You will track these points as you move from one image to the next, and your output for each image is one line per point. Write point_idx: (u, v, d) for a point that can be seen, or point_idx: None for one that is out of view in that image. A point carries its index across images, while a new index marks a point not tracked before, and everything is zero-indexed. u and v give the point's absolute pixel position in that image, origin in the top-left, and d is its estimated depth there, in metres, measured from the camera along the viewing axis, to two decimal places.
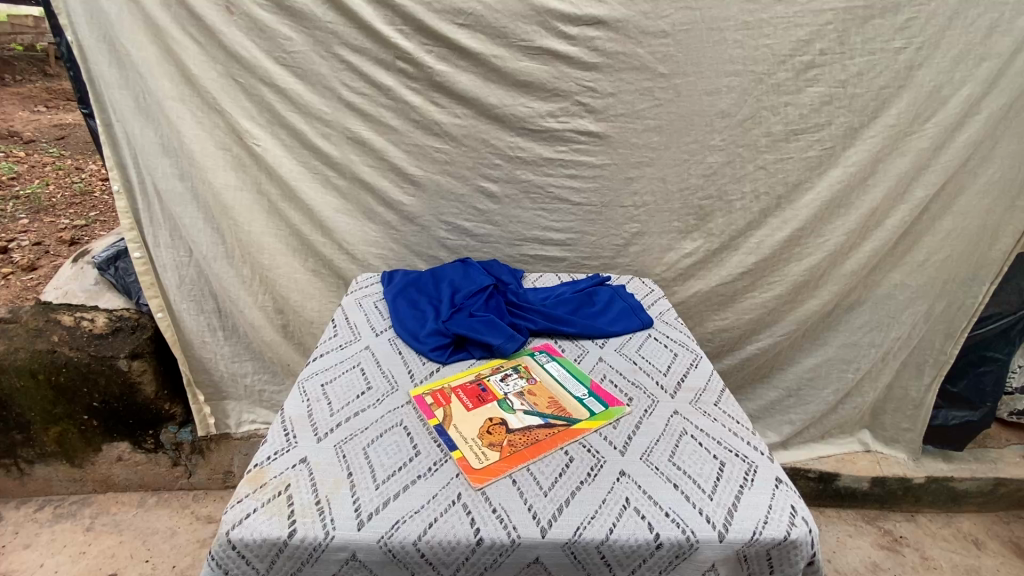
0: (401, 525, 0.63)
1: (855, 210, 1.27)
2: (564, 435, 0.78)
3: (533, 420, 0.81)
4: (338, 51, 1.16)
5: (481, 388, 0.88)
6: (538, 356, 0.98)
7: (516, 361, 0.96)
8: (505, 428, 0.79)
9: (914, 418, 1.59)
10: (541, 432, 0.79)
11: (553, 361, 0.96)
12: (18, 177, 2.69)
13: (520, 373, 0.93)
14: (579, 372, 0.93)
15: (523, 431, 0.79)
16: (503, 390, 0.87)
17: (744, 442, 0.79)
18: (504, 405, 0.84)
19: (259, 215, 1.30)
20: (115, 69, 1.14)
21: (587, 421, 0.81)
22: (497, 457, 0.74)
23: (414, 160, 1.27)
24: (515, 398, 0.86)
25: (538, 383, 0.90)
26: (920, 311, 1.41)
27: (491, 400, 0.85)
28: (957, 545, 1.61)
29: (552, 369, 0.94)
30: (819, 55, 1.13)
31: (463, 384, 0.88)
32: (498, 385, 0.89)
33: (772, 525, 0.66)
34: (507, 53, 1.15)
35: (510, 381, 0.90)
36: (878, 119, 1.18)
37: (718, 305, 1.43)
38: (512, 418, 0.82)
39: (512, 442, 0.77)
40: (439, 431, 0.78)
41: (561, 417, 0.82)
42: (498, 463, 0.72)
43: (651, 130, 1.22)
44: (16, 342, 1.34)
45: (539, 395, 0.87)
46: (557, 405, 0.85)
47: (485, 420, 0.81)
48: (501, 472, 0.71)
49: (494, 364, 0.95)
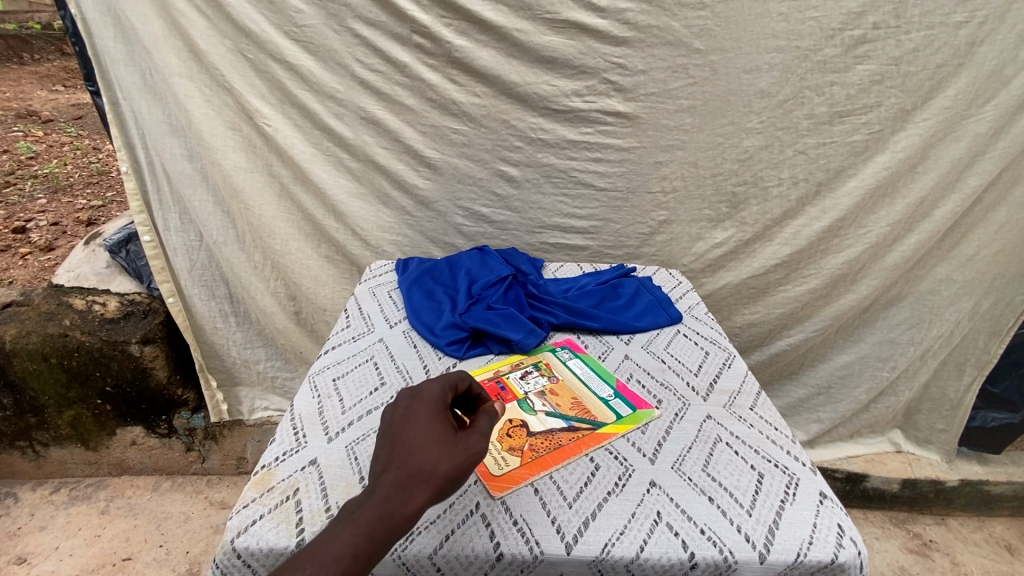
0: (416, 536, 0.59)
1: (901, 199, 1.18)
2: (589, 440, 0.73)
3: (556, 422, 0.76)
4: (351, 24, 1.10)
5: (499, 386, 0.83)
6: (560, 352, 0.92)
7: (537, 358, 0.90)
8: (526, 430, 0.74)
9: (950, 419, 1.51)
10: (564, 436, 0.74)
11: (577, 359, 0.91)
12: (37, 157, 2.69)
13: (540, 370, 0.87)
14: (605, 371, 0.88)
15: (545, 435, 0.74)
16: (523, 389, 0.82)
17: (784, 452, 0.73)
18: (524, 405, 0.79)
19: (271, 198, 1.25)
20: (121, 44, 1.09)
21: (614, 425, 0.76)
22: (517, 463, 0.69)
23: (430, 142, 1.21)
24: (536, 398, 0.81)
25: (560, 382, 0.85)
26: (965, 308, 1.32)
27: (510, 399, 0.80)
28: (989, 551, 1.54)
29: (575, 368, 0.88)
30: (871, 29, 1.04)
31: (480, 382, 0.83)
32: (517, 383, 0.83)
33: (818, 546, 0.61)
34: (530, 27, 1.08)
35: (530, 379, 0.85)
36: (932, 101, 1.08)
37: (748, 298, 1.36)
38: (532, 420, 0.77)
39: (533, 447, 0.72)
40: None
41: (586, 420, 0.77)
42: (519, 470, 0.67)
43: (683, 111, 1.14)
44: (27, 325, 1.33)
45: (563, 396, 0.82)
46: (581, 407, 0.80)
47: (504, 421, 0.76)
48: (522, 480, 0.66)
49: (513, 360, 0.90)
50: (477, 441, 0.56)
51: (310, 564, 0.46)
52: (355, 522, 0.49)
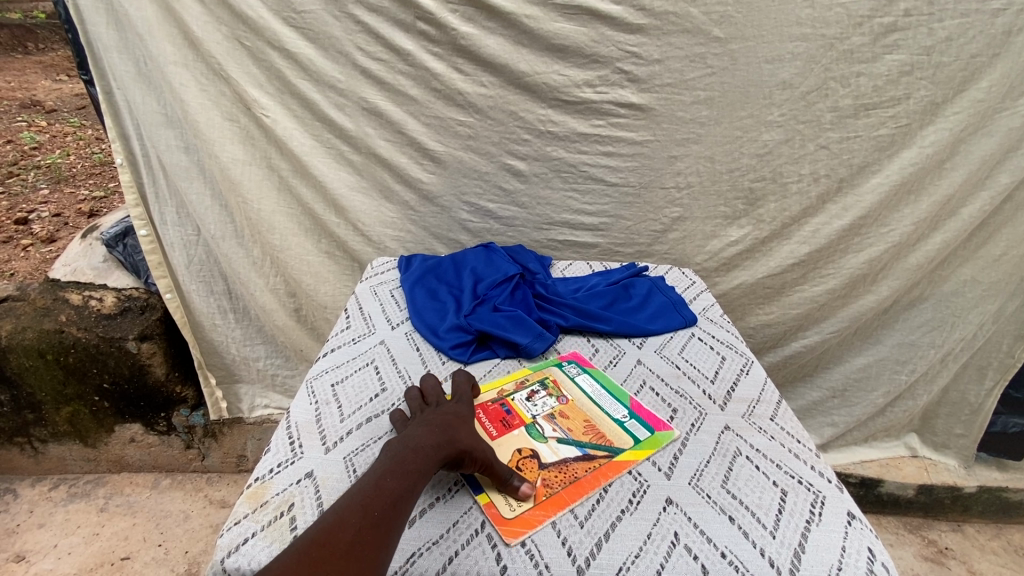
0: (417, 558, 0.56)
1: (927, 197, 1.13)
2: (607, 470, 0.67)
3: (569, 451, 0.70)
4: (352, 10, 1.05)
5: (506, 408, 0.77)
6: (566, 367, 0.87)
7: (542, 374, 0.84)
8: (538, 462, 0.68)
9: (969, 424, 1.46)
10: (580, 467, 0.67)
11: (585, 374, 0.85)
12: (39, 147, 2.66)
13: (547, 389, 0.82)
14: (616, 388, 0.82)
15: (559, 466, 0.67)
16: (532, 413, 0.76)
17: (808, 467, 0.69)
18: (534, 432, 0.73)
19: (270, 191, 1.21)
20: (114, 31, 1.05)
21: (633, 450, 0.70)
22: (531, 503, 0.62)
23: (435, 134, 1.16)
24: (545, 423, 0.75)
25: (570, 403, 0.79)
26: (990, 310, 1.27)
27: (519, 425, 0.74)
28: (1006, 560, 1.50)
29: (584, 385, 0.83)
30: (903, 16, 0.98)
31: (484, 403, 0.77)
32: (524, 405, 0.77)
33: (847, 572, 0.56)
34: (541, 13, 1.03)
35: (538, 400, 0.79)
36: (964, 93, 1.03)
37: (763, 298, 1.31)
38: (544, 449, 0.70)
39: (548, 482, 0.65)
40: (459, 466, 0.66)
41: (602, 447, 0.71)
42: (533, 511, 0.61)
43: (700, 103, 1.08)
44: (23, 321, 1.30)
45: (574, 420, 0.76)
46: (596, 432, 0.74)
47: (513, 452, 0.69)
48: (538, 522, 0.60)
49: (517, 376, 0.84)
50: None
51: (392, 480, 0.55)
52: (417, 452, 0.59)
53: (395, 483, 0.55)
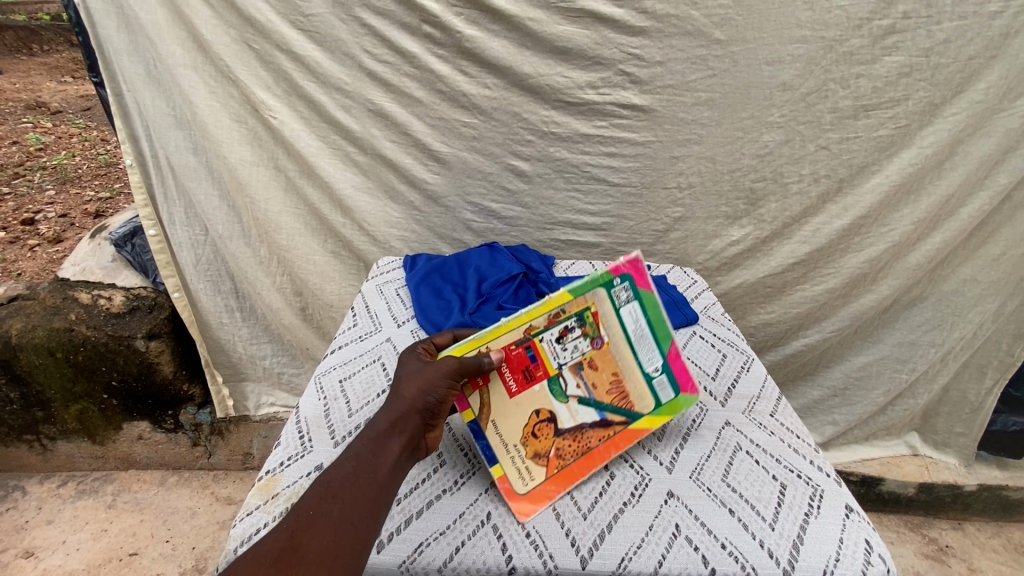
0: (425, 548, 0.57)
1: (927, 197, 1.14)
2: (620, 441, 0.69)
3: (588, 415, 0.69)
4: (359, 13, 1.07)
5: (531, 355, 0.69)
6: (612, 288, 0.71)
7: (583, 305, 0.70)
8: (554, 427, 0.68)
9: (969, 422, 1.46)
10: (594, 436, 0.69)
11: (633, 305, 0.71)
12: (45, 149, 2.68)
13: (583, 327, 0.71)
14: (660, 326, 0.72)
15: (574, 434, 0.68)
16: (559, 362, 0.69)
17: (807, 462, 0.70)
18: (556, 389, 0.69)
19: (277, 191, 1.23)
20: (124, 34, 1.07)
21: (648, 419, 0.71)
22: (543, 477, 0.65)
23: (439, 135, 1.18)
24: (571, 375, 0.70)
25: (603, 348, 0.71)
26: (990, 309, 1.28)
27: (542, 378, 0.69)
28: (1006, 557, 1.50)
29: (627, 321, 0.71)
30: (902, 19, 0.99)
31: (507, 353, 0.68)
32: (552, 350, 0.69)
33: (845, 563, 0.58)
34: (544, 16, 1.04)
35: (569, 343, 0.70)
36: (963, 94, 1.04)
37: (764, 297, 1.32)
38: (563, 411, 0.69)
39: (561, 452, 0.67)
40: (472, 431, 0.67)
41: (620, 412, 0.70)
42: (546, 487, 0.64)
43: (701, 104, 1.10)
44: (33, 319, 1.32)
45: (603, 372, 0.71)
46: (620, 391, 0.71)
47: (531, 414, 0.68)
48: (551, 497, 0.63)
49: (550, 306, 0.69)
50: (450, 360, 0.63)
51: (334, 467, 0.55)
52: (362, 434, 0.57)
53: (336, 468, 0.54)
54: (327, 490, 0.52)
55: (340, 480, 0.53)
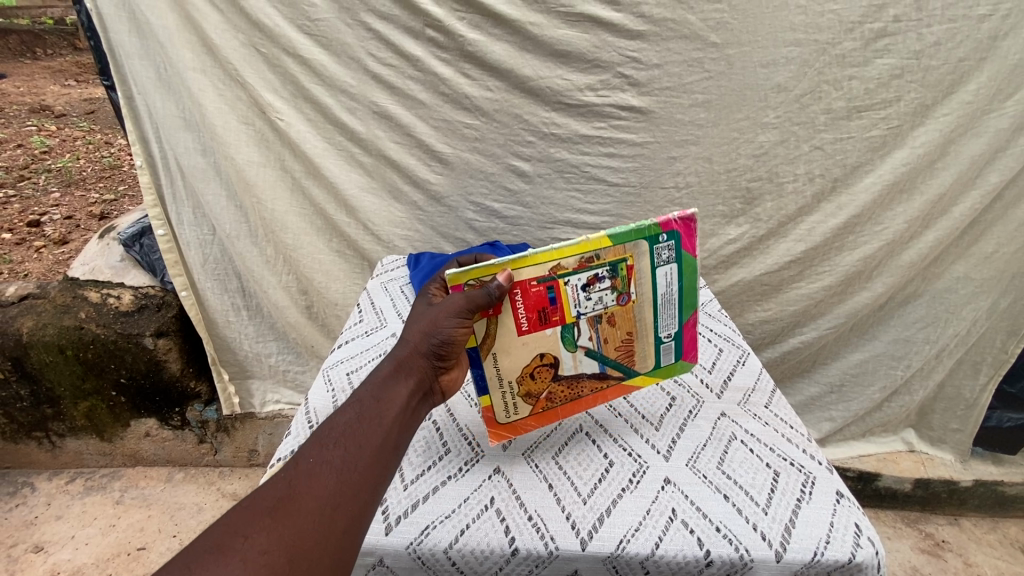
0: (431, 531, 0.60)
1: (919, 196, 1.17)
2: (609, 393, 0.72)
3: (590, 366, 0.69)
4: (364, 18, 1.09)
5: (551, 297, 0.64)
6: (657, 244, 0.65)
7: (621, 255, 0.64)
8: (553, 372, 0.68)
9: (965, 419, 1.48)
10: (588, 386, 0.70)
11: (671, 267, 0.67)
12: (50, 152, 2.71)
13: (615, 279, 0.65)
14: (689, 294, 0.70)
15: (570, 381, 0.69)
16: (578, 310, 0.65)
17: (800, 450, 0.72)
18: (568, 337, 0.66)
19: (283, 192, 1.26)
20: (135, 38, 1.10)
21: (643, 377, 0.72)
22: (525, 414, 0.70)
23: (442, 136, 1.20)
24: (586, 326, 0.66)
25: (628, 306, 0.67)
26: (983, 306, 1.30)
27: (556, 323, 0.65)
28: (1003, 552, 1.51)
29: (661, 283, 0.68)
30: (893, 22, 1.02)
31: (525, 289, 0.63)
32: (575, 296, 0.65)
33: (834, 545, 0.60)
34: (545, 20, 1.07)
35: (594, 293, 0.65)
36: (953, 95, 1.06)
37: (761, 295, 1.35)
38: (567, 358, 0.68)
39: (551, 396, 0.70)
40: (470, 358, 0.65)
41: (621, 368, 0.70)
42: (523, 421, 0.70)
43: (698, 106, 1.13)
44: (44, 318, 1.35)
45: (619, 330, 0.68)
46: (628, 351, 0.69)
47: (534, 356, 0.67)
48: (522, 431, 0.70)
49: (585, 248, 0.63)
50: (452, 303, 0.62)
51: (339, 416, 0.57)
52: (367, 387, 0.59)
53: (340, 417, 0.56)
54: (330, 437, 0.54)
55: (343, 426, 0.55)
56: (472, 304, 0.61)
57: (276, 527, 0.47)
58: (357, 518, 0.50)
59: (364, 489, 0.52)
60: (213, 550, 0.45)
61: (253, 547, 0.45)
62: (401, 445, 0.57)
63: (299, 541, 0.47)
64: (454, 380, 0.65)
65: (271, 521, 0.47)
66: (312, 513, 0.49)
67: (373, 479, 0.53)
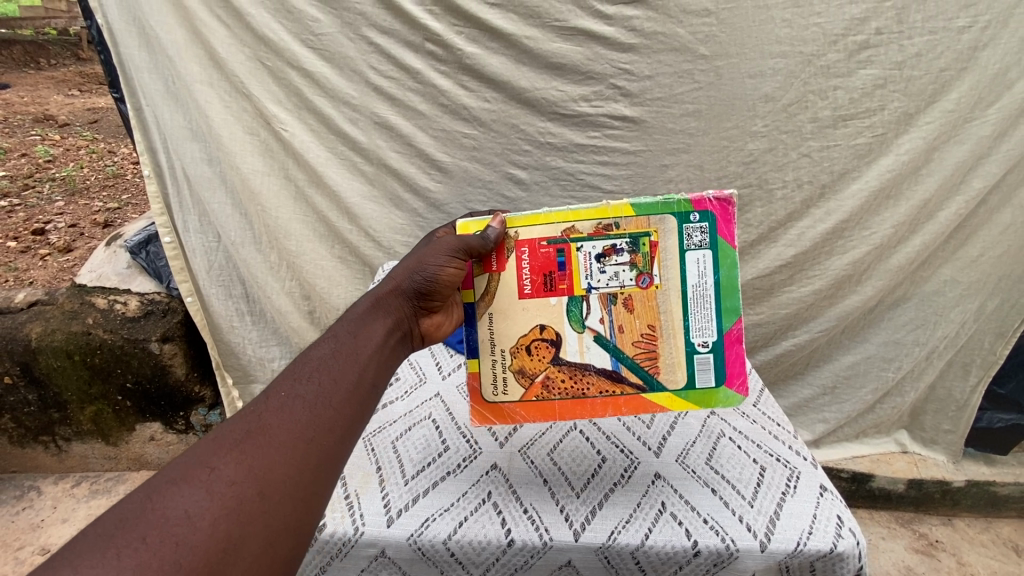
0: (430, 523, 0.62)
1: (906, 201, 1.20)
2: (623, 404, 0.67)
3: (597, 357, 0.68)
4: (366, 33, 1.14)
5: (559, 261, 0.68)
6: (687, 222, 0.65)
7: (644, 229, 0.66)
8: (554, 352, 0.69)
9: (956, 419, 1.50)
10: (594, 385, 0.68)
11: (706, 254, 0.65)
12: (55, 160, 2.76)
13: (635, 255, 0.67)
14: (730, 294, 0.66)
15: (573, 370, 0.68)
16: (588, 283, 0.68)
17: (786, 447, 0.75)
18: (573, 312, 0.68)
19: (287, 200, 1.29)
20: (145, 53, 1.15)
21: (670, 399, 0.67)
22: (516, 396, 0.70)
23: (442, 146, 1.24)
24: (597, 303, 0.68)
25: (647, 291, 0.67)
26: (971, 309, 1.33)
27: (562, 292, 0.68)
28: (997, 552, 1.50)
29: (691, 270, 0.66)
30: (875, 34, 1.07)
31: (534, 249, 0.69)
32: (585, 264, 0.68)
33: (817, 535, 0.62)
34: (540, 34, 1.11)
35: (609, 266, 0.67)
36: (936, 104, 1.10)
37: (753, 299, 1.38)
38: (570, 338, 0.68)
39: (549, 382, 0.69)
40: (466, 314, 0.70)
41: (637, 373, 0.67)
42: (512, 405, 0.70)
43: (689, 115, 1.16)
44: (53, 323, 1.38)
45: (637, 319, 0.67)
46: (648, 351, 0.67)
47: (535, 327, 0.69)
48: (508, 416, 0.70)
49: (604, 215, 0.67)
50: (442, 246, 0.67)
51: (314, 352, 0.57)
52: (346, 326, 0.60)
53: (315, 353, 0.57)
54: (302, 373, 0.54)
55: (318, 362, 0.55)
56: (465, 246, 0.66)
57: (245, 458, 0.46)
58: (333, 451, 0.50)
59: (340, 425, 0.52)
60: (177, 481, 0.44)
61: (220, 478, 0.44)
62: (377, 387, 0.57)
63: (268, 472, 0.46)
64: (438, 326, 0.69)
65: (243, 448, 0.47)
66: (282, 445, 0.48)
67: (349, 416, 0.53)
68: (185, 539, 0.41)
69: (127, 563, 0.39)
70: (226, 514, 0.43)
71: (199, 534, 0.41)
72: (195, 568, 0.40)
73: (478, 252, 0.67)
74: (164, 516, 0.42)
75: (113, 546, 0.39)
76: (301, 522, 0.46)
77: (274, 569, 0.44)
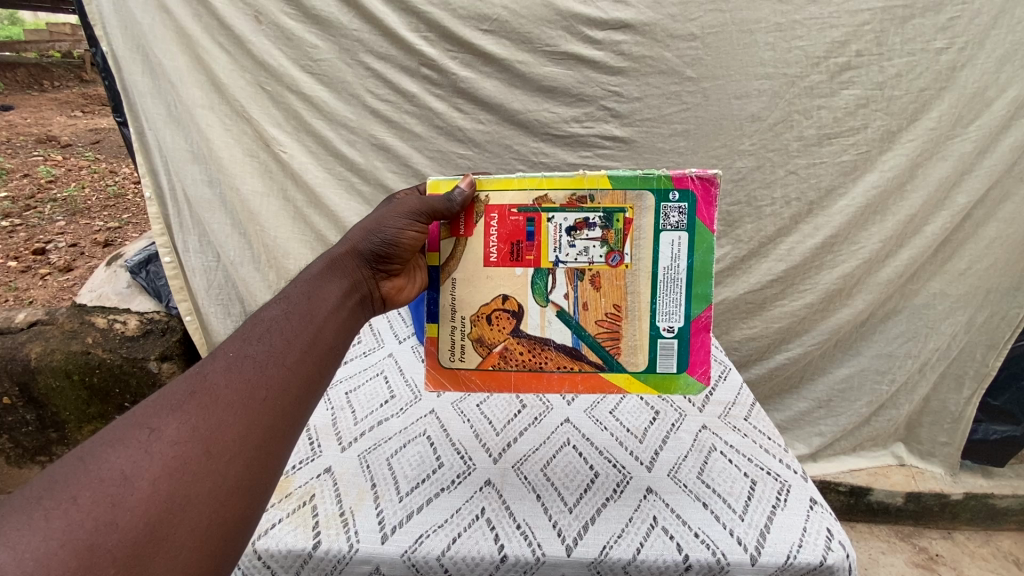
0: (425, 539, 0.63)
1: (892, 216, 1.22)
2: (582, 381, 0.64)
3: (557, 332, 0.63)
4: (363, 58, 1.18)
5: (528, 231, 0.63)
6: (666, 201, 0.61)
7: (619, 204, 0.61)
8: (513, 324, 0.64)
9: (952, 431, 1.50)
10: (553, 360, 0.64)
11: (682, 236, 0.61)
12: (56, 181, 2.79)
13: (608, 232, 0.62)
14: (702, 281, 0.62)
15: (535, 343, 0.64)
16: (554, 255, 0.63)
17: (776, 460, 0.75)
18: (537, 285, 0.63)
19: (286, 220, 1.32)
20: (148, 78, 1.19)
21: (627, 377, 0.64)
22: (472, 364, 0.65)
23: (437, 166, 1.26)
24: (563, 279, 0.63)
25: (617, 270, 0.62)
26: (961, 321, 1.34)
27: (529, 265, 0.63)
28: (996, 565, 1.48)
29: (665, 253, 0.62)
30: (855, 56, 1.11)
31: (503, 215, 0.63)
32: (555, 236, 0.63)
33: (807, 549, 0.62)
34: (531, 59, 1.16)
35: (581, 239, 0.62)
36: (917, 122, 1.14)
37: (746, 312, 1.39)
38: (534, 309, 0.63)
39: (506, 353, 0.64)
40: (430, 278, 0.65)
41: (598, 352, 0.63)
42: (466, 372, 0.65)
43: (677, 135, 1.19)
44: (53, 343, 1.39)
45: (603, 297, 0.63)
46: (613, 329, 0.63)
47: (496, 296, 0.64)
48: (461, 385, 0.65)
49: (579, 186, 0.62)
50: (408, 202, 0.61)
51: (264, 314, 0.52)
52: (299, 289, 0.55)
53: (265, 315, 0.51)
54: (253, 333, 0.49)
55: (270, 321, 0.50)
56: (428, 207, 0.60)
57: (189, 418, 0.42)
58: (286, 410, 0.46)
59: (295, 382, 0.47)
60: (113, 442, 0.39)
61: (161, 438, 0.40)
62: (338, 346, 0.53)
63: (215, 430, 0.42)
64: (401, 289, 0.62)
65: (184, 411, 0.42)
66: (230, 405, 0.44)
67: (306, 375, 0.48)
68: (121, 498, 0.36)
69: (57, 524, 0.34)
70: (168, 475, 0.38)
71: (139, 494, 0.37)
72: (134, 528, 0.36)
73: (443, 216, 0.61)
74: (98, 476, 0.37)
75: (41, 507, 0.35)
76: (253, 481, 0.41)
77: (225, 531, 0.39)
